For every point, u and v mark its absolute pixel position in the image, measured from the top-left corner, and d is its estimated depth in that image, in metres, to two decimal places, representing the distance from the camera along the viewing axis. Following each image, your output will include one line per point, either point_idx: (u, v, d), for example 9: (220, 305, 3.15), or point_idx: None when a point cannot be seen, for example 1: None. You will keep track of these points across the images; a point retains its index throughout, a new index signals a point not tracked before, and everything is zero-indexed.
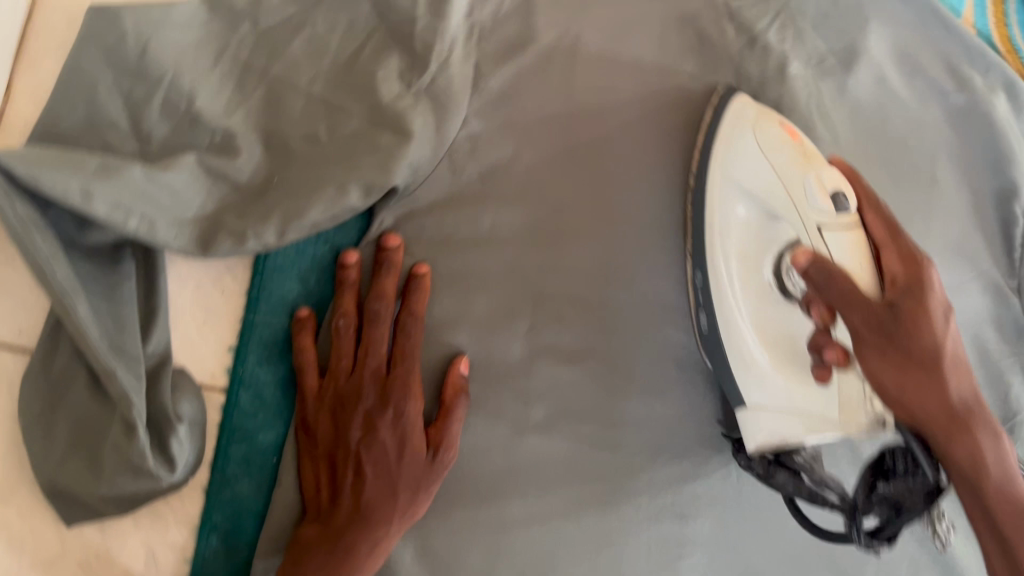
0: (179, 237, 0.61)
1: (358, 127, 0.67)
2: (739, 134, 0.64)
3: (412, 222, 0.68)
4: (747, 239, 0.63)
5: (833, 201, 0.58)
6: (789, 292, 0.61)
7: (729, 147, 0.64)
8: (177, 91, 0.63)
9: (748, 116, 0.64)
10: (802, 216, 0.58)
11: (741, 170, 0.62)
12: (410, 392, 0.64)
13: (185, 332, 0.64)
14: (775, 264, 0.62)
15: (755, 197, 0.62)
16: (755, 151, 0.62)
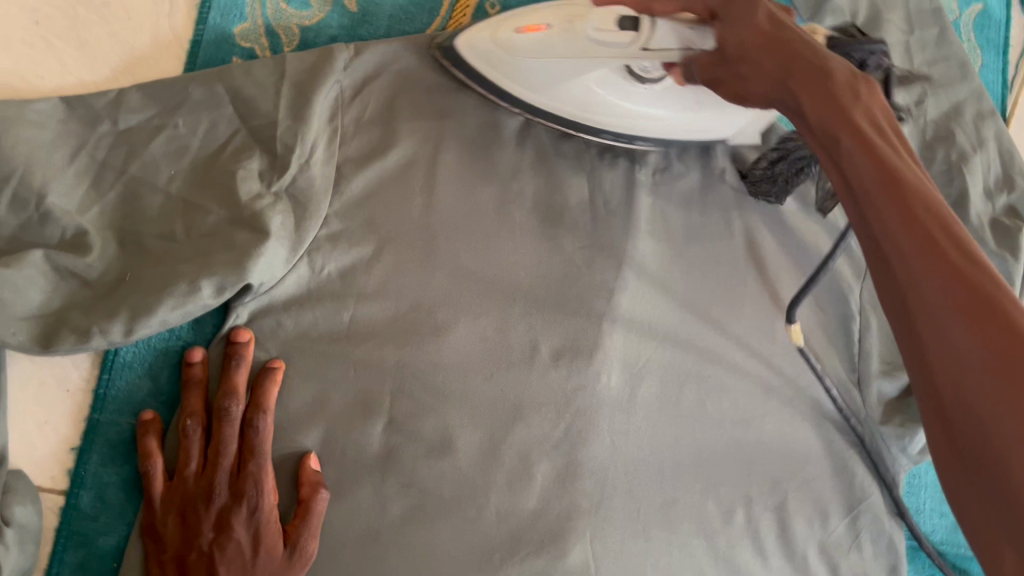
0: (19, 334, 0.60)
1: (218, 223, 0.67)
2: (493, 54, 0.70)
3: (267, 317, 0.69)
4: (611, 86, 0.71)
5: (623, 31, 0.61)
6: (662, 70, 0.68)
7: (517, 78, 0.71)
8: (28, 187, 0.63)
9: (490, 45, 0.70)
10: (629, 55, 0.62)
11: (530, 70, 0.69)
12: (264, 488, 0.63)
13: (23, 431, 0.63)
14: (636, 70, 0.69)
15: (568, 69, 0.68)
16: (541, 62, 0.68)
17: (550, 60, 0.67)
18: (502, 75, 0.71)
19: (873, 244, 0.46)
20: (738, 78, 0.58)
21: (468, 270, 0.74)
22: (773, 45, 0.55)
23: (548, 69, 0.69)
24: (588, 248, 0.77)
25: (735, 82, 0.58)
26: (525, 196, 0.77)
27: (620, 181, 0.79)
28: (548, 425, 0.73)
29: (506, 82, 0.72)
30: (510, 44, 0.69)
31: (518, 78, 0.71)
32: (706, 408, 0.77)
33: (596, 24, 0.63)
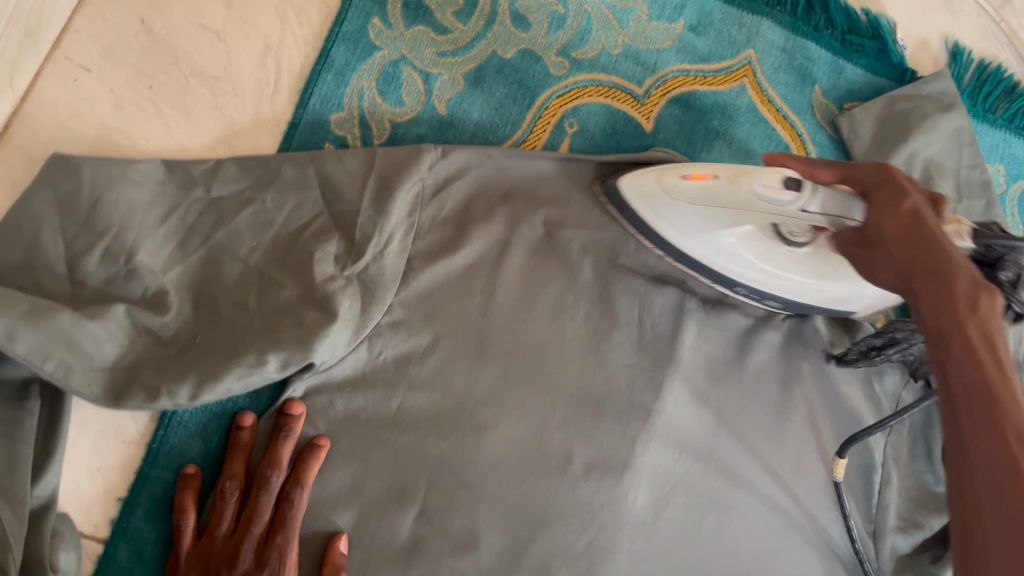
0: (93, 386, 0.63)
1: (289, 299, 0.70)
2: (655, 197, 0.75)
3: (322, 394, 0.72)
4: (754, 250, 0.73)
5: (786, 190, 0.64)
6: (801, 242, 0.71)
7: (667, 219, 0.75)
8: (119, 244, 0.67)
9: (652, 187, 0.75)
10: (783, 213, 0.65)
11: (689, 219, 0.73)
12: (288, 561, 0.64)
13: (75, 475, 0.66)
14: (779, 235, 0.72)
15: (717, 224, 0.71)
16: (692, 208, 0.72)
17: (708, 212, 0.71)
18: (658, 219, 0.76)
19: (956, 455, 0.44)
20: (873, 268, 0.58)
21: (516, 374, 0.76)
22: (906, 233, 0.55)
23: (703, 219, 0.72)
24: (635, 368, 0.79)
25: (869, 272, 0.59)
26: (581, 309, 0.79)
27: (670, 309, 0.81)
28: (571, 537, 0.74)
29: (665, 228, 0.76)
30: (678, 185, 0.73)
31: (678, 227, 0.75)
32: (725, 542, 0.79)
33: (763, 181, 0.66)
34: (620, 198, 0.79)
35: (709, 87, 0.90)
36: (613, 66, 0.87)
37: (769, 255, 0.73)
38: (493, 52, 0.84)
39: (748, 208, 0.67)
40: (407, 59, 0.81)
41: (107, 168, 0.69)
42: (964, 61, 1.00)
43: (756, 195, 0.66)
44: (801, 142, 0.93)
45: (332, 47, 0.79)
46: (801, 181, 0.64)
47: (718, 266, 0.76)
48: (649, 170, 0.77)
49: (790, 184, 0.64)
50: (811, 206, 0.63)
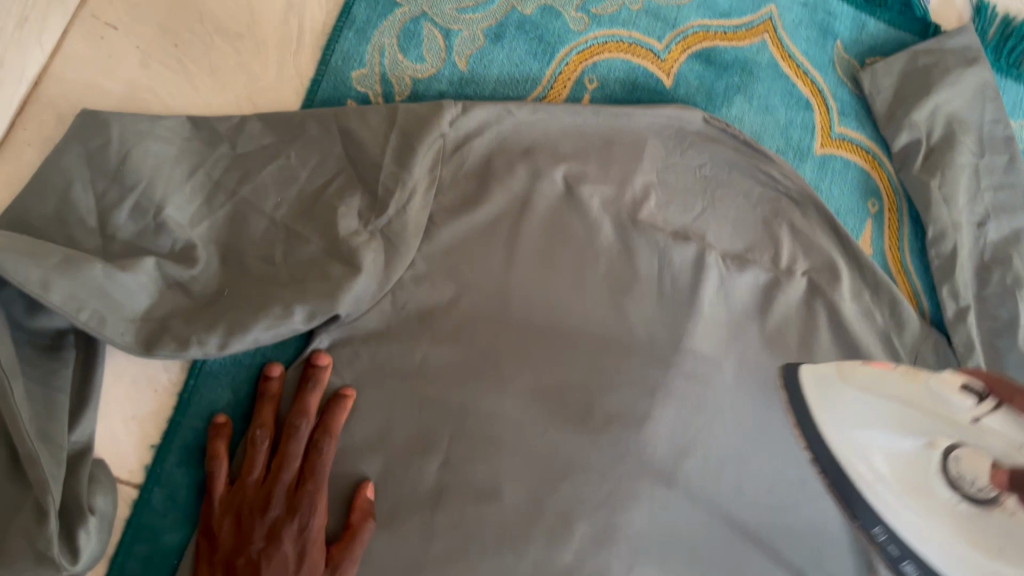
0: (126, 334, 0.64)
1: (314, 253, 0.71)
2: (798, 324, 0.76)
3: (347, 347, 0.74)
4: (908, 467, 0.57)
5: (951, 384, 0.64)
6: (977, 494, 0.54)
7: (820, 376, 0.66)
8: (148, 198, 0.68)
9: (802, 324, 0.76)
10: (953, 424, 0.55)
11: (834, 406, 0.62)
12: (318, 507, 0.65)
13: (110, 423, 0.68)
14: (943, 470, 0.55)
15: (882, 428, 0.58)
16: (840, 376, 0.64)
17: (881, 427, 0.58)
18: (802, 380, 0.69)
19: None
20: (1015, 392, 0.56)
21: (536, 329, 0.77)
22: None
23: (859, 406, 0.60)
24: (654, 323, 0.80)
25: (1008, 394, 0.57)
26: (601, 265, 0.80)
27: (691, 260, 0.82)
28: (591, 488, 0.76)
29: (824, 422, 0.62)
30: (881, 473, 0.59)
31: (826, 400, 0.63)
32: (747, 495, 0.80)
33: (935, 375, 0.66)
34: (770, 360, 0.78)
35: (729, 43, 0.90)
36: (632, 22, 0.88)
37: (923, 477, 0.57)
38: (512, 8, 0.84)
39: (926, 388, 0.57)
40: (428, 16, 0.82)
41: (134, 124, 0.70)
42: (989, 15, 0.98)
43: (929, 382, 0.58)
44: (822, 98, 0.93)
45: (353, 4, 0.80)
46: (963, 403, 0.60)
47: (870, 462, 0.59)
48: None
49: (955, 391, 0.64)
50: (989, 420, 0.54)
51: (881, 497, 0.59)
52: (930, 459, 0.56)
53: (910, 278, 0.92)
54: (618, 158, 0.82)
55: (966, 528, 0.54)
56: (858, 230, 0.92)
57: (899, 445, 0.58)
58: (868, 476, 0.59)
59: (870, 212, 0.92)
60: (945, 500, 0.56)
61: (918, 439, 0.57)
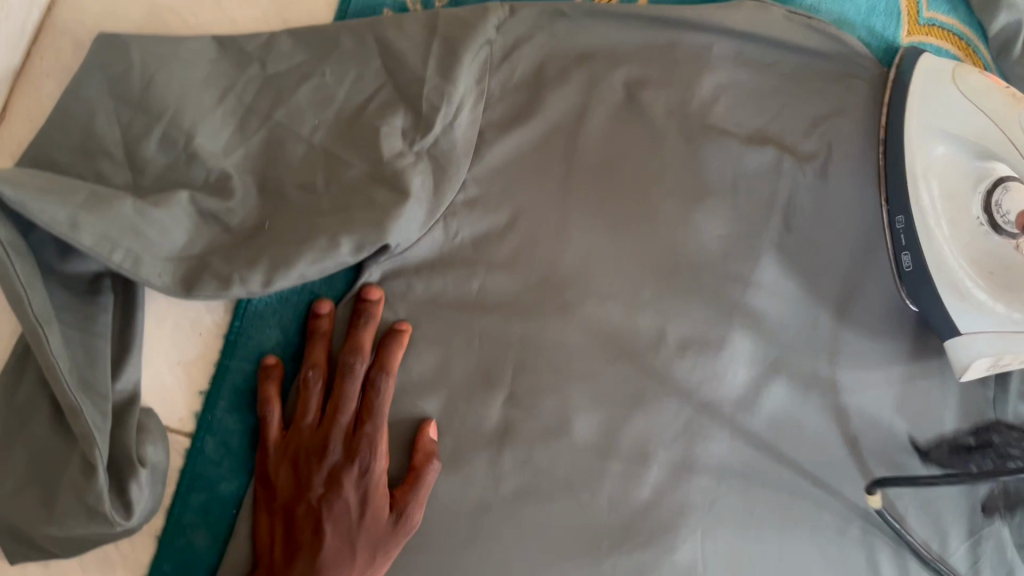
0: (163, 275, 0.59)
1: (358, 179, 0.65)
2: (931, 82, 0.72)
3: (398, 279, 0.68)
4: (947, 173, 0.71)
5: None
6: (1000, 228, 0.69)
7: (931, 96, 0.72)
8: (177, 126, 0.63)
9: (946, 67, 0.73)
10: (1020, 158, 0.66)
11: (940, 116, 0.71)
12: (378, 450, 0.61)
13: (156, 369, 0.64)
14: (984, 202, 0.70)
15: (960, 140, 0.70)
16: (957, 97, 0.71)
17: (960, 156, 0.70)
18: (916, 108, 0.72)
19: None
20: None
21: (602, 251, 0.71)
22: None
23: (959, 112, 0.70)
24: (730, 238, 0.73)
25: None
26: (669, 178, 0.73)
27: (769, 166, 0.75)
28: (668, 417, 0.71)
29: (914, 141, 0.72)
30: (935, 158, 0.71)
31: (925, 128, 0.71)
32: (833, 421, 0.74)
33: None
34: (902, 84, 0.74)
35: None
36: None
37: (953, 197, 0.71)
38: None
39: (998, 133, 0.68)
40: None
41: (156, 47, 0.64)
42: None
43: (1016, 120, 0.67)
44: None
45: None
46: None
47: (926, 157, 0.71)
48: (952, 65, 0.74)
49: None
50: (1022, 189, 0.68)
51: (926, 195, 0.71)
52: (978, 208, 0.70)
53: None
54: (681, 61, 0.74)
55: (981, 259, 0.70)
56: None
57: (959, 156, 0.71)
58: (935, 197, 0.71)
59: None
60: (985, 245, 0.70)
61: (984, 163, 0.70)
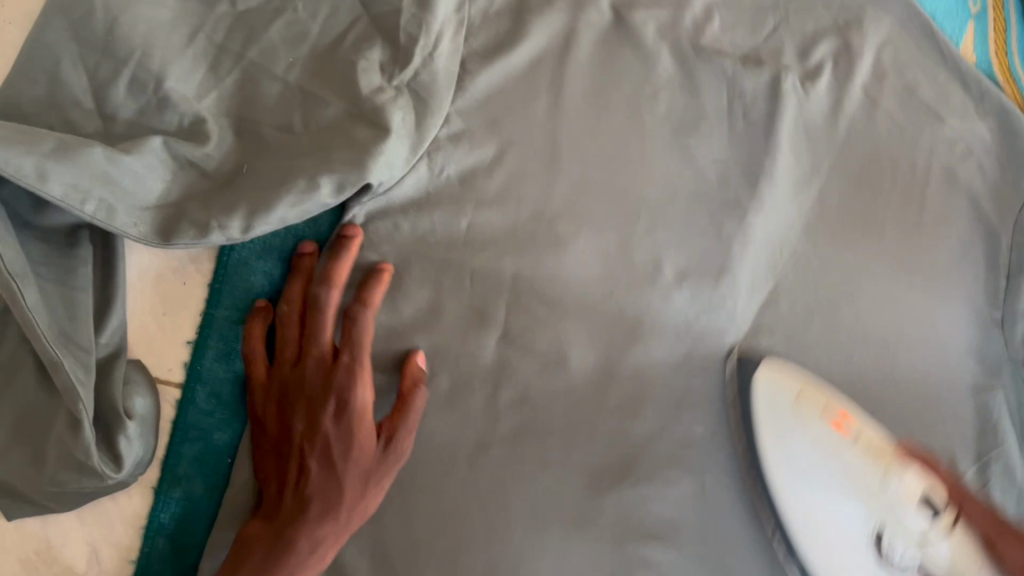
0: (139, 225, 0.58)
1: (336, 117, 0.64)
2: (785, 406, 0.67)
3: (385, 219, 0.66)
4: (838, 547, 0.65)
5: (922, 512, 0.64)
6: (887, 558, 0.65)
7: (773, 414, 0.67)
8: (145, 70, 0.61)
9: (796, 388, 0.67)
10: (901, 524, 0.64)
11: (792, 459, 0.66)
12: (355, 375, 0.59)
13: (142, 321, 0.63)
14: (875, 544, 0.65)
15: (831, 491, 0.66)
16: (801, 433, 0.66)
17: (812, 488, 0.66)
18: (771, 429, 0.67)
19: None
20: None
21: (594, 181, 0.69)
22: None
23: (806, 470, 0.66)
24: (724, 163, 0.72)
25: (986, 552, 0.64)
26: (662, 104, 0.71)
27: (765, 87, 0.72)
28: (667, 350, 0.69)
29: (769, 446, 0.67)
30: (761, 429, 0.67)
31: (789, 478, 0.66)
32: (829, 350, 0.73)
33: (906, 496, 0.65)
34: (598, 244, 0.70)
35: None
36: None
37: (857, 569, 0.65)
38: None
39: (878, 500, 0.65)
40: None
41: None
42: None
43: (891, 501, 0.65)
44: None
45: None
46: (936, 509, 0.65)
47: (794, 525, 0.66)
48: (796, 369, 0.68)
49: (932, 507, 0.64)
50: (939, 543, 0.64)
51: (795, 507, 0.66)
52: (864, 530, 0.65)
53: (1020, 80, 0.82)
54: None
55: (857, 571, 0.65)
56: (961, 33, 0.81)
57: (844, 501, 0.65)
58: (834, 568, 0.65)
59: (972, 12, 0.81)
60: None
61: (856, 513, 0.65)
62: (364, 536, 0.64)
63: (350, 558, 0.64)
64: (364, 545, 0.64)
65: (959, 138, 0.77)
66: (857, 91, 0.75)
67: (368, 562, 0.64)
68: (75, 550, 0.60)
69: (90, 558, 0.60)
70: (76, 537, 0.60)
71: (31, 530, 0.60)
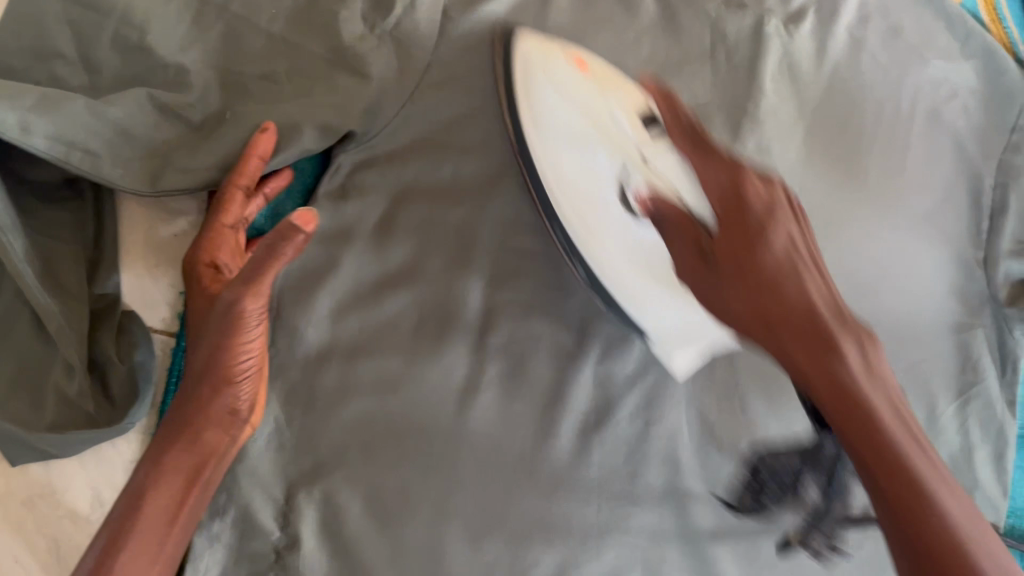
0: (126, 173, 0.59)
1: (320, 68, 0.64)
2: (549, 98, 0.61)
3: (370, 170, 0.67)
4: (619, 237, 0.60)
5: (644, 127, 0.57)
6: (633, 209, 0.58)
7: (531, 99, 0.62)
8: (129, 24, 0.61)
9: (538, 54, 0.62)
10: (632, 152, 0.57)
11: (608, 215, 0.60)
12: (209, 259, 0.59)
13: (131, 272, 0.63)
14: (621, 195, 0.59)
15: (585, 151, 0.61)
16: (552, 90, 0.61)
17: (642, 276, 0.60)
18: (539, 147, 0.62)
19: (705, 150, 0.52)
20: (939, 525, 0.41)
21: None
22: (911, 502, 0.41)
23: (595, 168, 0.60)
24: (708, 106, 0.72)
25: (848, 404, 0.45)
26: (643, 50, 0.72)
27: (747, 31, 0.74)
28: None
29: (536, 145, 0.62)
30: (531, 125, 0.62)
31: (545, 148, 0.61)
32: None
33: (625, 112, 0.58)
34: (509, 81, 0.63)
35: None
36: None
37: (638, 242, 0.60)
38: None
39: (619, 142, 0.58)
40: None
41: None
42: None
43: (636, 145, 0.57)
44: None
45: None
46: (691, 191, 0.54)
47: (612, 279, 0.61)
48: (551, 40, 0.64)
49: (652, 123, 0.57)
50: (664, 162, 0.55)
51: (550, 183, 0.62)
52: (611, 187, 0.59)
53: (1005, 22, 0.82)
54: None
55: (644, 254, 0.60)
56: None
57: (581, 178, 0.61)
58: (627, 258, 0.60)
59: None
60: (643, 243, 0.59)
61: (612, 165, 0.59)
62: (357, 478, 0.64)
63: (344, 504, 0.63)
64: (354, 489, 0.64)
65: (946, 78, 0.79)
66: (841, 37, 0.76)
67: (362, 505, 0.64)
68: (77, 494, 0.62)
69: (92, 502, 0.62)
70: (78, 481, 0.62)
71: (34, 476, 0.62)
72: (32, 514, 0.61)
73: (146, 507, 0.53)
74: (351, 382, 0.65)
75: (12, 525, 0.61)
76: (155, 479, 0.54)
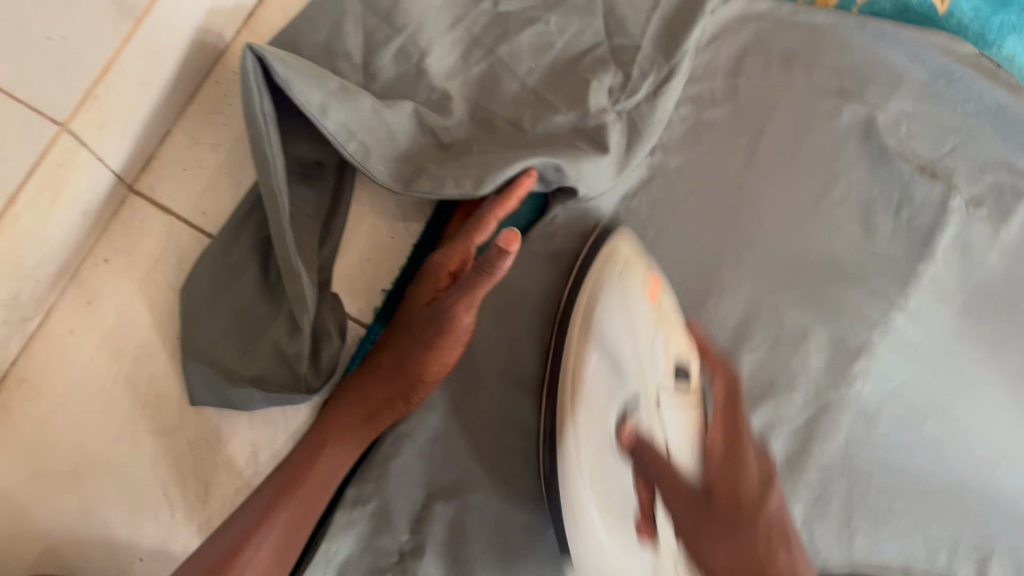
0: (385, 172, 0.64)
1: (563, 125, 0.70)
2: (614, 324, 0.59)
3: (580, 227, 0.72)
4: (597, 380, 0.58)
5: (674, 372, 0.58)
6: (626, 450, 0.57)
7: (599, 273, 0.62)
8: (415, 43, 0.68)
9: (625, 265, 0.61)
10: (642, 377, 0.58)
11: (606, 339, 0.59)
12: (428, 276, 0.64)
13: (346, 259, 0.68)
14: (618, 422, 0.57)
15: (607, 359, 0.59)
16: (620, 310, 0.60)
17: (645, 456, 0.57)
18: (592, 343, 0.60)
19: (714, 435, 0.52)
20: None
21: (764, 242, 0.75)
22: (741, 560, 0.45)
23: (601, 363, 0.59)
24: (885, 257, 0.76)
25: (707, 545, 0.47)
26: (840, 188, 0.77)
27: (935, 199, 0.77)
28: (796, 411, 0.73)
29: (606, 310, 0.60)
30: (580, 435, 0.58)
31: (591, 338, 0.60)
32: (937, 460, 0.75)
33: (673, 352, 0.59)
34: (578, 285, 0.64)
35: None
36: None
37: (611, 467, 0.57)
38: None
39: (637, 358, 0.58)
40: None
41: None
42: None
43: (653, 344, 0.58)
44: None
45: None
46: (687, 378, 0.58)
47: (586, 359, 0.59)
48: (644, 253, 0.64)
49: (681, 375, 0.58)
50: (665, 400, 0.57)
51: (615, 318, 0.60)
52: (619, 393, 0.58)
53: None
54: (877, 78, 0.79)
55: (613, 472, 0.57)
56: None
57: (603, 374, 0.58)
58: (584, 465, 0.57)
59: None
60: (605, 482, 0.57)
61: (625, 378, 0.58)
62: (489, 505, 0.67)
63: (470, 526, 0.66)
64: (486, 514, 0.66)
65: None
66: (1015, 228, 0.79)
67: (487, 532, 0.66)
68: (238, 448, 0.65)
69: (249, 458, 0.65)
70: (242, 437, 0.65)
71: (205, 422, 0.65)
72: (192, 453, 0.64)
73: (307, 489, 0.59)
74: (511, 414, 0.68)
75: (173, 461, 0.64)
76: (331, 443, 0.61)
